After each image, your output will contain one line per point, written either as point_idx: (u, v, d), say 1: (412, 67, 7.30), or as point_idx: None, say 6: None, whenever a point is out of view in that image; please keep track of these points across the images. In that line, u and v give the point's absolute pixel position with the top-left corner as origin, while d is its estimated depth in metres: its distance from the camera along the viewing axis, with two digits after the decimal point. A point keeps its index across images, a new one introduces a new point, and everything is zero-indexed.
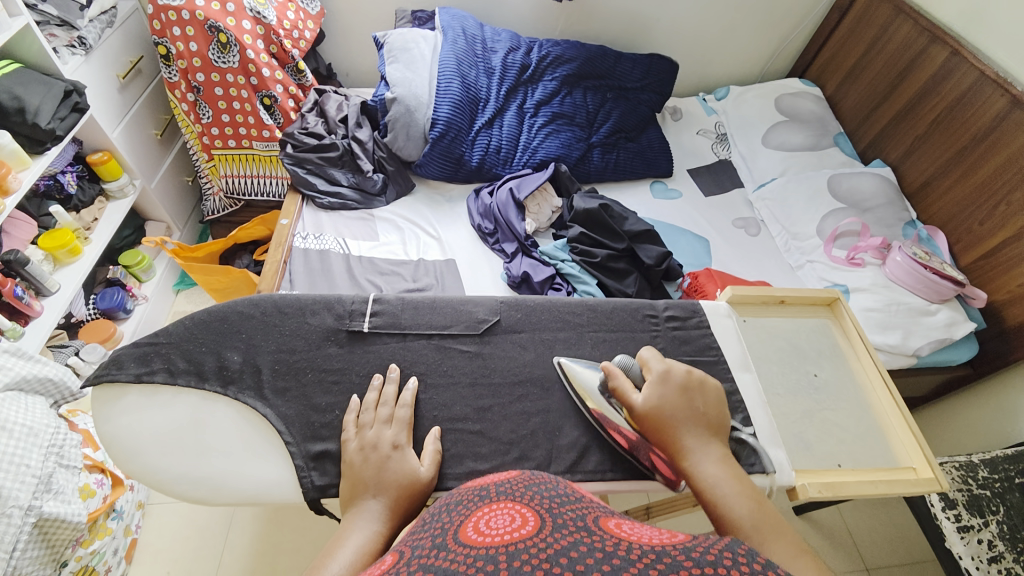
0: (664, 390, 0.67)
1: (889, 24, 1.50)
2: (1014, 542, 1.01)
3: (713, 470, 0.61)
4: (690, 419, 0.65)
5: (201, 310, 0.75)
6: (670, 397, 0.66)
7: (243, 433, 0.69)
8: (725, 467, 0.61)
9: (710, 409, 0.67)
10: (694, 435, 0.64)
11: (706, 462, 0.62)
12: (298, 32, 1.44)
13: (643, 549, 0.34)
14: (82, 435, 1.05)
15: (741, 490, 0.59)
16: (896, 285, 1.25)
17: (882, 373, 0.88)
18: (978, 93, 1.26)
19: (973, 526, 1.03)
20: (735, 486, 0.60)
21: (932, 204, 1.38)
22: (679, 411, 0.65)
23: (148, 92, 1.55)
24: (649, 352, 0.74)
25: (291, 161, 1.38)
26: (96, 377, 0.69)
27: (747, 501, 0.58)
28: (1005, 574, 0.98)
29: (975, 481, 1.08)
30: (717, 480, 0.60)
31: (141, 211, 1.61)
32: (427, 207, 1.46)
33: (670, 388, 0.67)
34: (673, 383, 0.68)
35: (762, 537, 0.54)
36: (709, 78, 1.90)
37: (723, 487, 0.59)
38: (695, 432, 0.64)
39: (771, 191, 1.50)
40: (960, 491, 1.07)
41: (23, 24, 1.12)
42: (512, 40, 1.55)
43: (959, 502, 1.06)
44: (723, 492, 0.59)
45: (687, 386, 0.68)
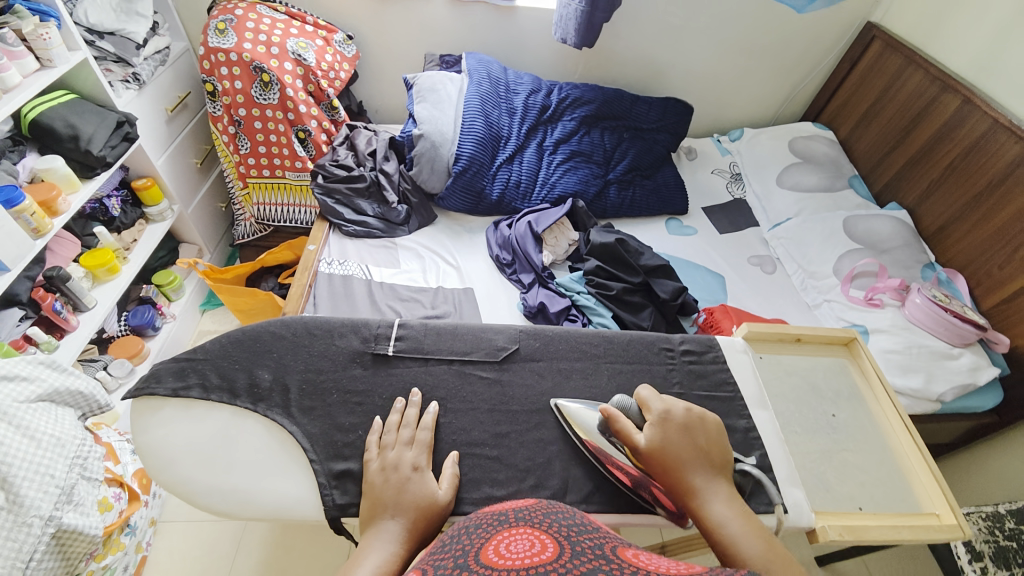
0: (663, 426, 0.66)
1: (900, 72, 1.55)
2: None
3: (722, 510, 0.60)
4: (696, 456, 0.64)
5: (236, 329, 0.79)
6: (671, 433, 0.66)
7: (272, 447, 0.71)
8: (733, 507, 0.61)
9: (715, 446, 0.67)
10: (701, 474, 0.63)
11: (715, 502, 0.61)
12: (334, 72, 1.54)
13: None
14: (105, 448, 1.07)
15: (749, 528, 0.58)
16: (916, 327, 1.24)
17: (901, 416, 0.87)
18: (992, 139, 1.29)
19: None
20: (743, 525, 0.59)
21: (950, 246, 1.38)
22: (682, 448, 0.65)
23: (192, 124, 1.66)
24: (648, 390, 0.73)
25: (321, 191, 1.45)
26: (136, 391, 0.72)
27: (756, 539, 0.57)
28: None
29: (1003, 533, 1.02)
30: (726, 520, 0.59)
31: (176, 234, 1.69)
32: (448, 237, 1.51)
33: (671, 427, 0.67)
34: (675, 418, 0.67)
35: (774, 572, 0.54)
36: (723, 121, 1.96)
37: (732, 528, 0.58)
38: (702, 470, 0.64)
39: (787, 230, 1.52)
40: (986, 543, 1.03)
41: (81, 58, 1.21)
42: (534, 83, 1.64)
43: (986, 555, 1.02)
44: (730, 528, 0.58)
45: (688, 424, 0.67)
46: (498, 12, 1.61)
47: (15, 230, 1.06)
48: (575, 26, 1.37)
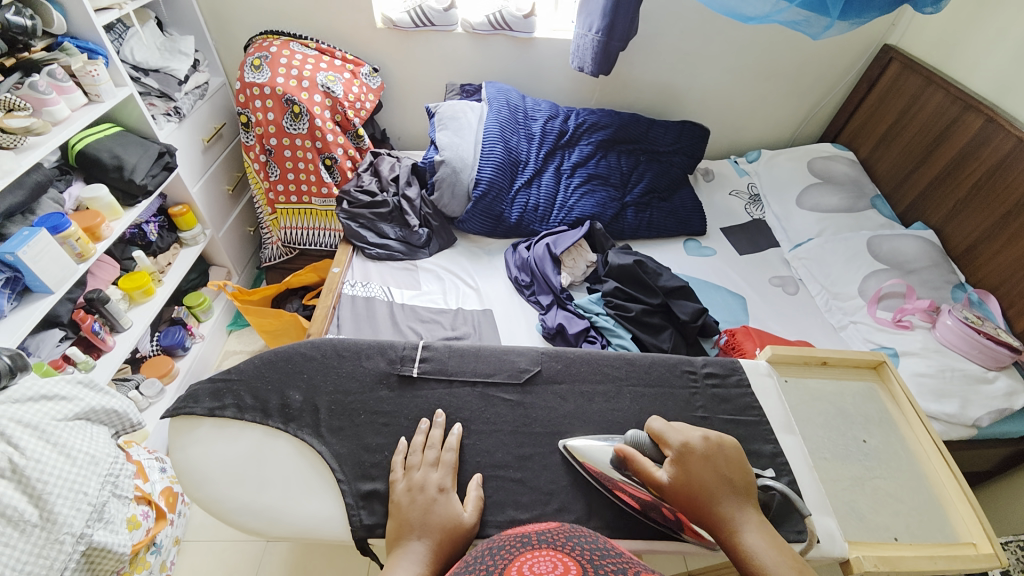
0: (686, 458, 0.65)
1: (920, 93, 1.54)
2: None
3: (755, 540, 0.59)
4: (721, 484, 0.64)
5: (269, 351, 0.82)
6: (696, 466, 0.65)
7: (302, 467, 0.73)
8: (765, 534, 0.60)
9: (740, 473, 0.66)
10: (730, 503, 0.62)
11: (747, 531, 0.60)
12: (359, 103, 1.62)
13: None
14: (135, 465, 1.10)
15: (784, 558, 0.58)
16: (948, 349, 1.20)
17: (936, 442, 0.84)
18: (1018, 158, 1.27)
19: None
20: (777, 556, 0.58)
21: (980, 267, 1.34)
22: (709, 480, 0.63)
23: (225, 153, 1.75)
24: (660, 421, 0.72)
25: (345, 216, 1.50)
26: (174, 410, 0.75)
27: (792, 569, 0.56)
28: None
29: None
30: (758, 549, 0.58)
31: (207, 257, 1.76)
32: (467, 259, 1.54)
33: (694, 460, 0.65)
34: (697, 447, 0.67)
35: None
36: (740, 142, 1.97)
37: (765, 557, 0.58)
38: (731, 500, 0.63)
39: (809, 251, 1.51)
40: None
41: (126, 93, 1.29)
42: (551, 109, 1.69)
43: None
44: (764, 558, 0.58)
45: (709, 453, 0.66)
46: (517, 43, 1.68)
47: (61, 254, 1.12)
48: (592, 54, 1.41)
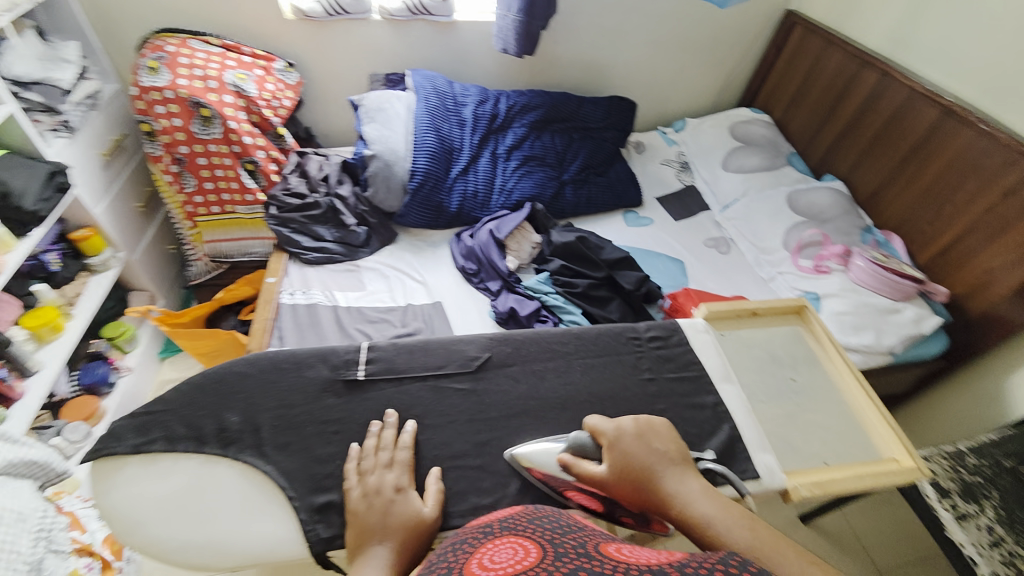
0: (620, 445, 0.67)
1: (821, 53, 1.66)
2: (1014, 526, 0.98)
3: (701, 508, 0.60)
4: (655, 463, 0.65)
5: (198, 375, 0.76)
6: (632, 450, 0.67)
7: (245, 494, 0.69)
8: (704, 495, 0.61)
9: (671, 446, 0.68)
10: (670, 478, 0.64)
11: (693, 501, 0.61)
12: (276, 101, 1.51)
13: (639, 569, 0.36)
14: (69, 518, 1.01)
15: (733, 516, 0.58)
16: (862, 288, 1.31)
17: (854, 373, 0.93)
18: (909, 107, 1.39)
19: (969, 513, 0.99)
20: (726, 516, 0.58)
21: (884, 210, 1.48)
22: (646, 460, 0.65)
23: (130, 167, 1.58)
24: (596, 417, 0.74)
25: (274, 221, 1.42)
26: (95, 452, 0.69)
27: (742, 524, 0.57)
28: (1011, 560, 0.93)
29: (965, 469, 1.07)
30: (702, 511, 0.60)
31: (124, 282, 1.61)
32: (411, 254, 1.50)
33: (628, 443, 0.67)
34: (628, 430, 0.69)
35: (760, 550, 0.54)
36: (667, 113, 2.03)
37: (711, 517, 0.59)
38: (670, 475, 0.64)
39: (736, 211, 1.60)
40: (952, 481, 1.05)
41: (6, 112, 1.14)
42: (480, 93, 1.66)
43: (952, 491, 1.03)
44: (712, 519, 0.58)
45: (640, 432, 0.69)
46: (437, 27, 1.63)
47: None
48: (514, 35, 1.39)
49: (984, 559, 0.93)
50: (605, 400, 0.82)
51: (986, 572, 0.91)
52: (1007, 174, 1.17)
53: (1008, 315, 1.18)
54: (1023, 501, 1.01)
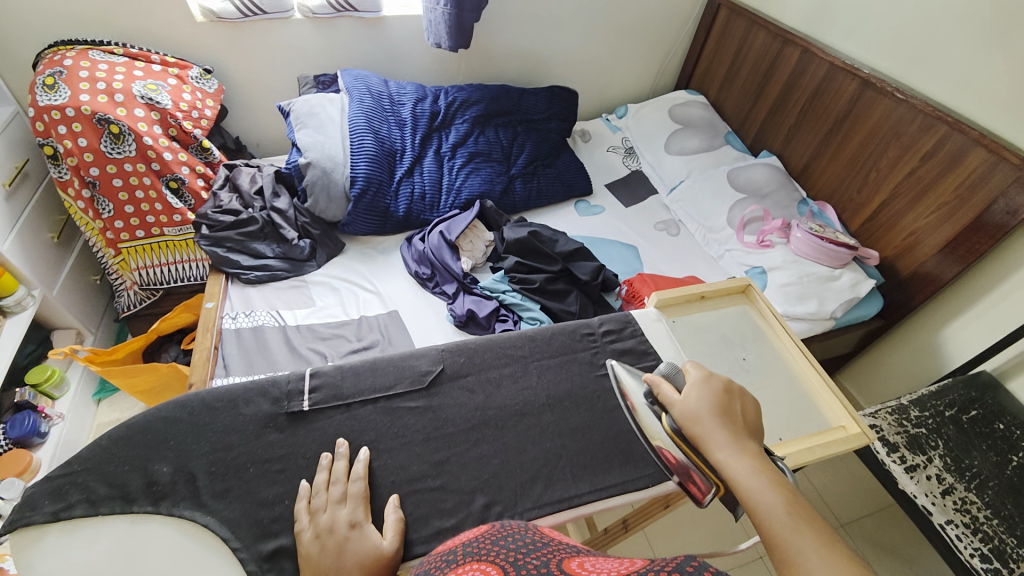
0: (701, 389, 0.63)
1: (747, 34, 1.72)
2: (959, 472, 1.07)
3: (741, 467, 0.53)
4: (726, 420, 0.59)
5: (120, 425, 0.70)
6: (708, 399, 0.61)
7: (182, 552, 0.63)
8: (757, 464, 0.54)
9: (750, 412, 0.62)
10: (727, 433, 0.57)
11: (736, 459, 0.55)
12: (196, 111, 1.41)
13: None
14: None
15: (777, 493, 0.50)
16: (803, 259, 1.38)
17: (798, 344, 0.97)
18: (831, 81, 1.46)
19: (919, 465, 1.09)
20: (768, 486, 0.51)
21: (816, 181, 1.56)
22: (714, 410, 0.60)
23: (39, 195, 1.42)
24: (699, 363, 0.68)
25: (207, 242, 1.32)
26: (9, 524, 0.62)
27: (785, 503, 0.49)
28: (959, 504, 1.03)
29: (910, 422, 1.15)
30: (745, 475, 0.53)
31: (45, 321, 1.45)
32: (361, 263, 1.44)
33: (711, 390, 0.63)
34: (715, 383, 0.64)
35: (792, 525, 0.46)
36: (608, 100, 2.05)
37: (752, 483, 0.52)
38: (730, 431, 0.58)
39: (682, 193, 1.63)
40: (899, 434, 1.13)
41: None
42: (417, 91, 1.60)
43: (900, 444, 1.12)
44: (754, 488, 0.51)
45: (729, 392, 0.63)
46: (366, 24, 1.56)
47: None
48: (446, 29, 1.35)
49: (938, 507, 1.03)
50: (564, 401, 0.82)
51: (940, 520, 1.01)
52: (925, 139, 1.25)
53: (934, 272, 1.26)
54: (965, 446, 1.11)
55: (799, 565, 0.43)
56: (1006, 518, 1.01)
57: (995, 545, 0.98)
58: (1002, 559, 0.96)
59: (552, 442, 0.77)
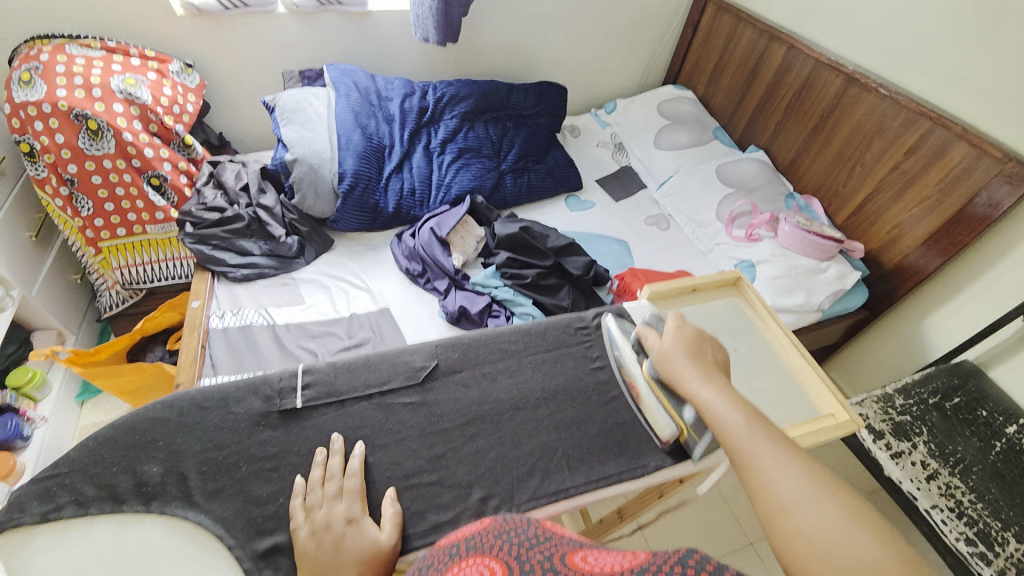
0: (675, 335, 0.72)
1: (733, 30, 1.73)
2: (943, 458, 1.11)
3: (709, 394, 0.62)
4: (696, 360, 0.68)
5: (107, 426, 0.69)
6: (681, 345, 0.71)
7: (175, 552, 0.62)
8: (721, 390, 0.62)
9: (718, 355, 0.71)
10: (697, 368, 0.66)
11: (703, 387, 0.63)
12: (178, 106, 1.37)
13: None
14: None
15: (738, 410, 0.58)
16: (791, 252, 1.40)
17: (788, 335, 0.98)
18: (817, 76, 1.48)
19: (904, 451, 1.12)
20: (731, 405, 0.59)
21: (803, 175, 1.58)
22: (684, 351, 0.69)
23: (16, 193, 1.37)
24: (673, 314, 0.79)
25: (192, 240, 1.29)
26: None
27: (743, 416, 0.57)
28: (944, 489, 1.06)
29: (895, 410, 1.19)
30: (711, 399, 0.61)
31: (24, 323, 1.41)
32: (351, 260, 1.43)
33: (682, 336, 0.72)
34: (688, 330, 0.73)
35: (751, 435, 0.54)
36: (597, 96, 2.06)
37: (716, 405, 0.60)
38: (699, 366, 0.67)
39: (671, 188, 1.65)
40: (885, 422, 1.17)
41: None
42: (405, 86, 1.59)
43: (886, 432, 1.15)
44: (718, 409, 0.59)
45: (698, 336, 0.73)
46: (352, 18, 1.54)
47: None
48: (434, 24, 1.34)
49: (923, 492, 1.06)
50: (559, 393, 0.82)
51: (925, 505, 1.05)
52: (909, 133, 1.27)
53: (916, 263, 1.29)
54: (949, 433, 1.14)
55: (757, 467, 0.51)
56: (990, 503, 1.04)
57: (980, 529, 1.01)
58: (987, 542, 0.99)
59: (548, 436, 0.77)
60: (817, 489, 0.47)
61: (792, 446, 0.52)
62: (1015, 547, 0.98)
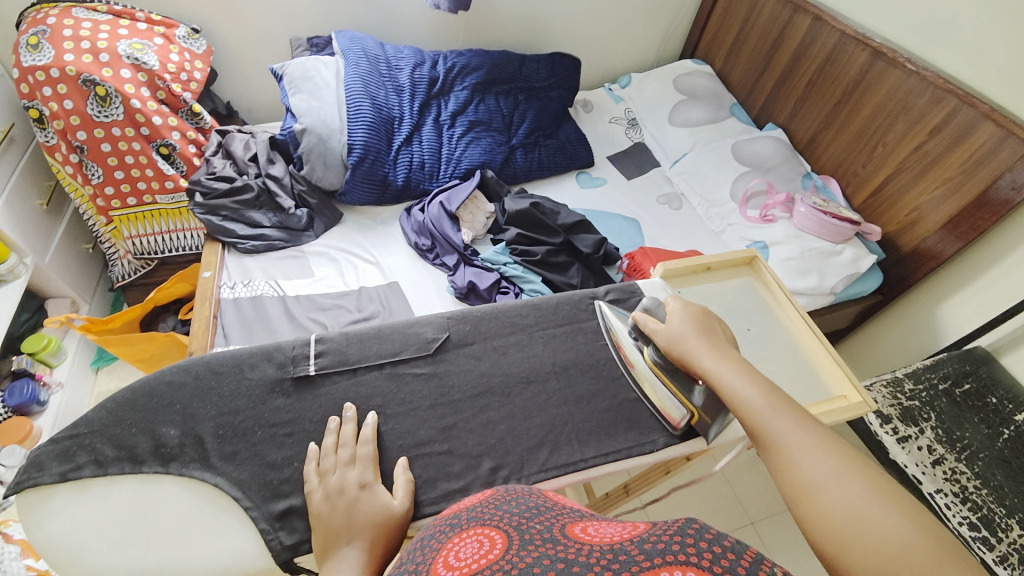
0: (682, 314, 0.73)
1: (756, 0, 1.66)
2: (950, 443, 1.11)
3: (725, 373, 0.63)
4: (707, 337, 0.69)
5: (125, 389, 0.70)
6: (689, 324, 0.71)
7: (196, 510, 0.64)
8: (737, 368, 0.64)
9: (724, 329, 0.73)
10: (708, 346, 0.67)
11: (719, 367, 0.64)
12: (185, 73, 1.35)
13: (602, 551, 0.35)
14: (19, 546, 1.01)
15: (756, 388, 0.60)
16: (805, 234, 1.37)
17: (803, 316, 0.98)
18: (842, 50, 1.42)
19: (911, 436, 1.12)
20: (748, 384, 0.61)
21: (822, 155, 1.54)
22: (694, 330, 0.70)
23: (27, 160, 1.37)
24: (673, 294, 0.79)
25: (202, 210, 1.29)
26: (14, 486, 0.62)
27: (762, 395, 0.59)
28: (949, 474, 1.07)
29: (904, 395, 1.18)
30: (728, 378, 0.62)
31: (37, 290, 1.43)
32: (360, 233, 1.42)
33: (688, 315, 0.72)
34: (693, 308, 0.74)
35: (773, 414, 0.56)
36: (611, 69, 1.99)
37: (734, 384, 0.61)
38: (710, 344, 0.68)
39: (685, 166, 1.61)
40: (893, 407, 1.16)
41: None
42: (415, 55, 1.55)
43: (894, 416, 1.15)
44: (737, 387, 0.61)
45: (704, 313, 0.73)
46: None
47: None
48: None
49: (928, 477, 1.07)
50: (570, 368, 0.82)
51: (929, 489, 1.06)
52: (934, 112, 1.23)
53: (934, 248, 1.26)
54: (957, 419, 1.14)
55: (782, 445, 0.54)
56: (995, 489, 1.05)
57: (982, 514, 1.02)
58: (989, 527, 1.01)
59: (558, 410, 0.78)
60: (838, 463, 0.49)
61: (818, 426, 0.54)
62: (1018, 532, 0.99)
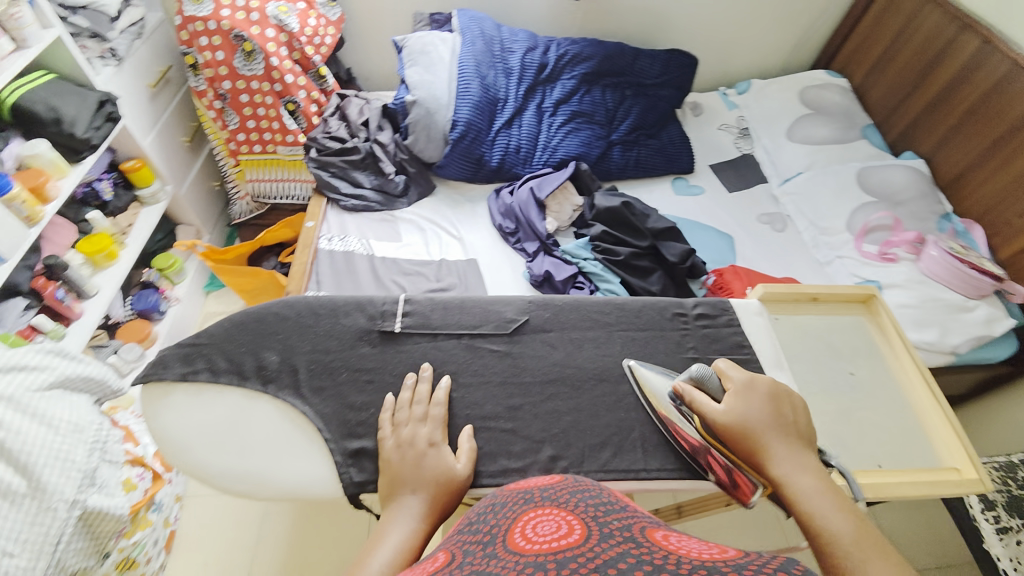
0: (746, 394, 0.66)
1: (917, 12, 1.46)
2: None
3: (803, 484, 0.58)
4: (783, 432, 0.63)
5: (240, 312, 0.79)
6: (762, 410, 0.65)
7: (284, 430, 0.72)
8: (819, 482, 0.58)
9: (800, 417, 0.66)
10: (783, 443, 0.62)
11: (795, 476, 0.59)
12: (319, 37, 1.46)
13: (690, 562, 0.33)
14: (125, 431, 1.06)
15: (843, 515, 0.53)
16: (932, 281, 1.21)
17: (922, 372, 0.86)
18: (1013, 80, 1.22)
19: (1012, 528, 0.96)
20: (831, 507, 0.55)
21: (967, 195, 1.33)
22: (763, 417, 0.64)
23: (177, 100, 1.57)
24: (723, 362, 0.72)
25: (315, 164, 1.40)
26: (145, 376, 0.73)
27: (851, 525, 0.52)
28: None
29: (1016, 483, 1.01)
30: (808, 496, 0.57)
31: (173, 216, 1.65)
32: (449, 207, 1.47)
33: (754, 397, 0.66)
34: (761, 387, 0.67)
35: (862, 551, 0.49)
36: (730, 72, 1.86)
37: (814, 503, 0.56)
38: (784, 440, 0.62)
39: (798, 186, 1.47)
40: (999, 492, 1.00)
41: (55, 35, 1.14)
42: (530, 39, 1.55)
43: (998, 503, 0.99)
44: (822, 514, 0.54)
45: (775, 393, 0.67)
46: None
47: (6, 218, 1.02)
48: None
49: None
50: None
51: None
52: None
53: None
54: None
55: None
56: None
57: None
58: None
59: (626, 414, 0.76)
60: None
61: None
62: None
